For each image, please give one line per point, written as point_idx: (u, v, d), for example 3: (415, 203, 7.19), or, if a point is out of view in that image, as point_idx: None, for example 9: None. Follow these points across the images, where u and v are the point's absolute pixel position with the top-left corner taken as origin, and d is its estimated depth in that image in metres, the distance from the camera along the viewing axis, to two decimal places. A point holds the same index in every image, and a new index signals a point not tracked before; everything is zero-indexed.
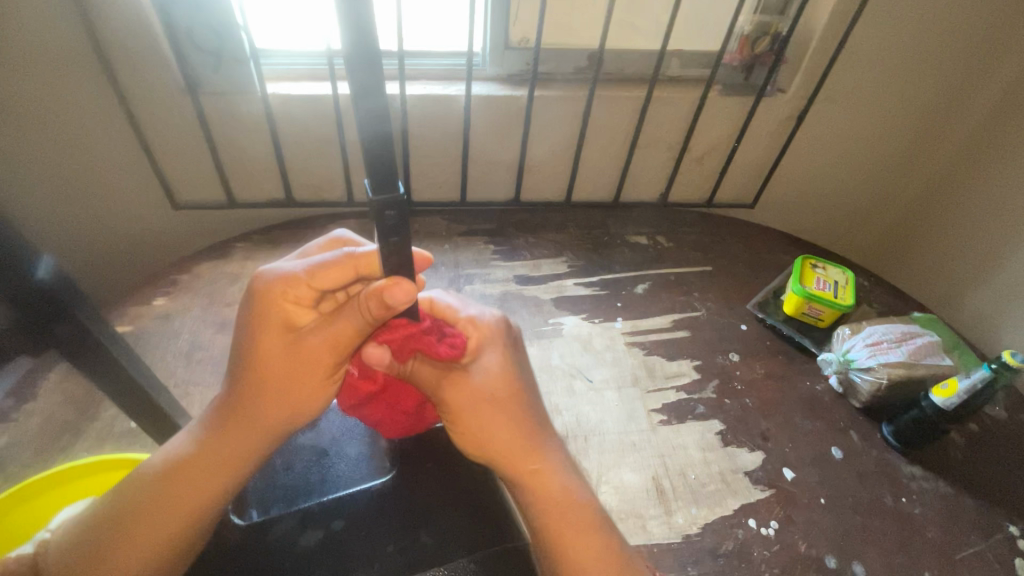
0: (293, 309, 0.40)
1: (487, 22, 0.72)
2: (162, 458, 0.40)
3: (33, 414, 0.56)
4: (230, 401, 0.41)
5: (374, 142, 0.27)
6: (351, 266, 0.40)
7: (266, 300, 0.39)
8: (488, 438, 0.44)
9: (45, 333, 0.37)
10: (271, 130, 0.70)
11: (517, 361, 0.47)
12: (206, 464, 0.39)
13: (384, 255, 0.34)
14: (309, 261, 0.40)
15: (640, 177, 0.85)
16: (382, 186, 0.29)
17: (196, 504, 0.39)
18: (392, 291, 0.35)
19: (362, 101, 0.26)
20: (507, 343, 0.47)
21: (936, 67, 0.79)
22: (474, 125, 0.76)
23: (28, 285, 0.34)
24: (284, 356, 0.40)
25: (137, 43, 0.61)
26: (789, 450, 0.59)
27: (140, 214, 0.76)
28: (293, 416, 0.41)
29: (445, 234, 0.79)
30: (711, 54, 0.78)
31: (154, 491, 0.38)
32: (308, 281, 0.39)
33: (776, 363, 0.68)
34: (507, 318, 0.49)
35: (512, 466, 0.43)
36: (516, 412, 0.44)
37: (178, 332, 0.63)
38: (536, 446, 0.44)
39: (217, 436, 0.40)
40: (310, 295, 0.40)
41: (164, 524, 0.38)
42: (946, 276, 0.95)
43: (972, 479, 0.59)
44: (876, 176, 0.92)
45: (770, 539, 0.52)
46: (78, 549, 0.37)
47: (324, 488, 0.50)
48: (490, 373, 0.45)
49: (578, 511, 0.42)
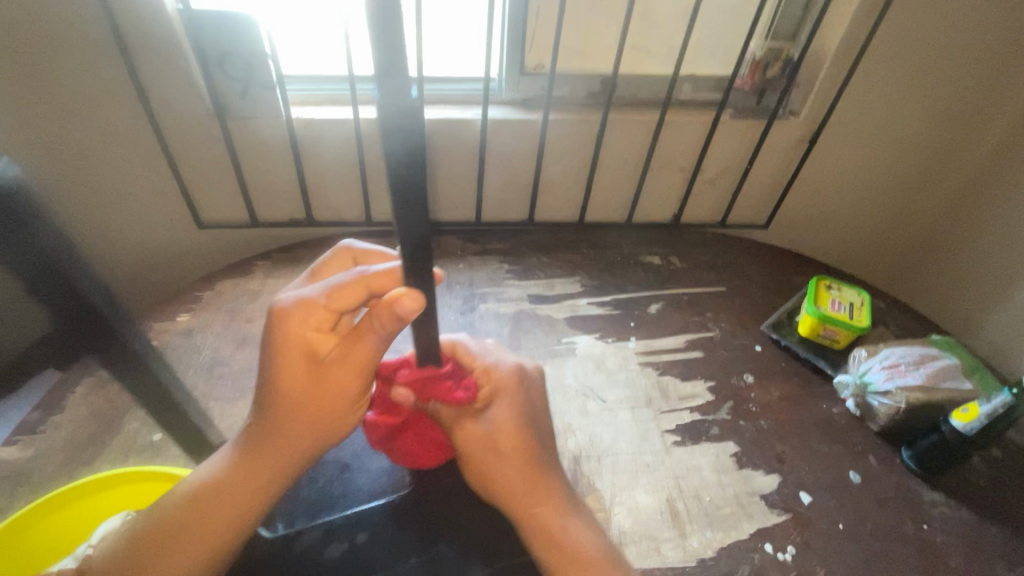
0: (315, 336, 0.40)
1: (503, 50, 0.74)
2: (198, 475, 0.41)
3: (60, 426, 0.57)
4: (261, 423, 0.41)
5: (401, 161, 0.29)
6: (364, 285, 0.40)
7: (287, 327, 0.39)
8: (490, 475, 0.44)
9: (93, 342, 0.39)
10: (293, 152, 0.73)
11: (529, 407, 0.46)
12: (239, 486, 0.40)
13: (404, 234, 0.33)
14: (323, 285, 0.40)
15: (654, 199, 0.86)
16: (410, 201, 0.31)
17: (232, 522, 0.40)
18: (401, 301, 0.36)
19: (393, 115, 0.27)
20: (520, 397, 0.46)
21: (944, 97, 0.80)
22: (489, 146, 0.78)
23: (71, 295, 0.36)
24: (312, 383, 0.40)
25: (169, 75, 0.65)
26: (806, 474, 0.59)
27: (168, 233, 0.79)
28: (325, 435, 0.42)
29: (460, 253, 0.80)
30: (722, 79, 0.79)
31: (189, 508, 0.39)
32: (325, 304, 0.39)
33: (791, 385, 0.67)
34: (523, 365, 0.48)
35: (516, 505, 0.44)
36: (526, 460, 0.44)
37: (200, 348, 0.65)
38: (545, 486, 0.44)
39: (249, 453, 0.41)
40: (328, 319, 0.40)
41: (201, 540, 0.39)
42: (965, 299, 0.94)
43: (997, 507, 0.57)
44: (891, 195, 0.91)
45: (788, 564, 0.51)
46: (122, 556, 0.38)
47: (346, 501, 0.51)
48: (500, 427, 0.44)
49: (590, 550, 0.42)
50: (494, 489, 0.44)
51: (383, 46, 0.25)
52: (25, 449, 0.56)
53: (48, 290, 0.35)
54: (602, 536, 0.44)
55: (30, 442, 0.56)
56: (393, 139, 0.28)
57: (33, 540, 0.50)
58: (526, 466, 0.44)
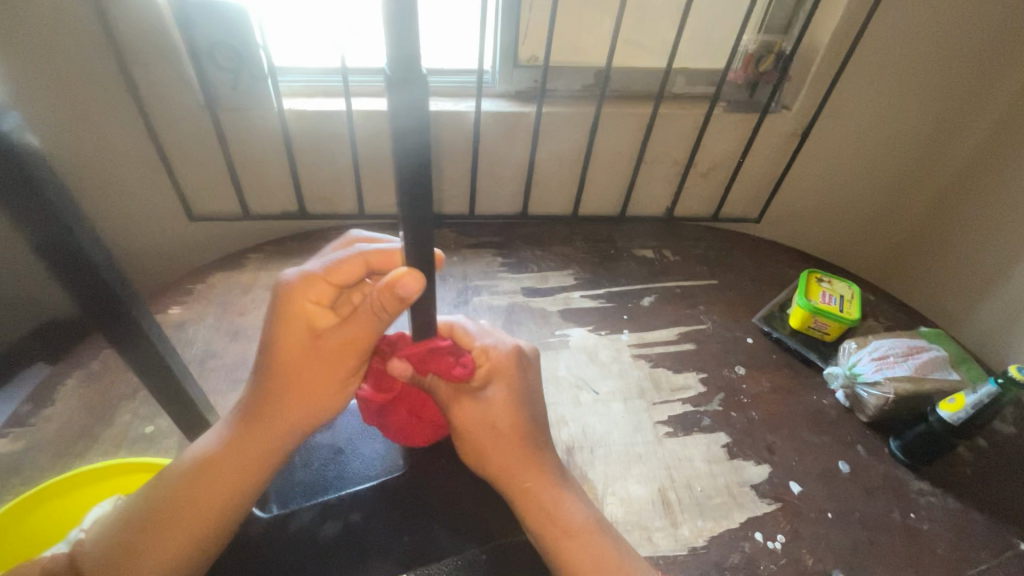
0: (314, 310, 0.40)
1: (497, 42, 0.74)
2: (195, 451, 0.41)
3: (51, 419, 0.57)
4: (257, 399, 0.41)
5: (409, 162, 0.29)
6: (363, 259, 0.41)
7: (287, 300, 0.39)
8: (485, 454, 0.45)
9: (103, 321, 0.38)
10: (286, 144, 0.72)
11: (527, 389, 0.46)
12: (232, 463, 0.40)
13: (407, 228, 0.33)
14: (325, 261, 0.41)
15: (647, 192, 0.86)
16: (414, 201, 0.31)
17: (224, 501, 0.40)
18: (402, 281, 0.35)
19: (404, 115, 0.27)
20: (518, 377, 0.45)
21: (933, 91, 0.81)
22: (483, 139, 0.77)
23: (80, 274, 0.34)
24: (308, 359, 0.40)
25: (161, 65, 0.64)
26: (796, 465, 0.59)
27: (159, 225, 0.78)
28: (321, 413, 0.41)
29: (454, 246, 0.80)
30: (716, 72, 0.79)
31: (184, 484, 0.40)
32: (325, 277, 0.40)
33: (781, 377, 0.68)
34: (523, 347, 0.47)
35: (510, 484, 0.44)
36: (522, 441, 0.45)
37: (192, 340, 0.65)
38: (541, 469, 0.45)
39: (244, 429, 0.41)
40: (328, 294, 0.40)
41: (193, 520, 0.39)
42: (953, 292, 0.95)
43: (982, 495, 0.58)
44: (881, 188, 0.92)
45: (778, 552, 0.52)
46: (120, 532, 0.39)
47: (341, 483, 0.51)
48: (497, 407, 0.44)
49: (583, 531, 0.43)
50: (489, 467, 0.45)
51: (402, 42, 0.25)
52: (16, 442, 0.55)
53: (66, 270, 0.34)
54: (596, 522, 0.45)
55: (20, 435, 0.56)
56: (405, 142, 0.28)
57: (24, 533, 0.50)
58: (521, 446, 0.45)
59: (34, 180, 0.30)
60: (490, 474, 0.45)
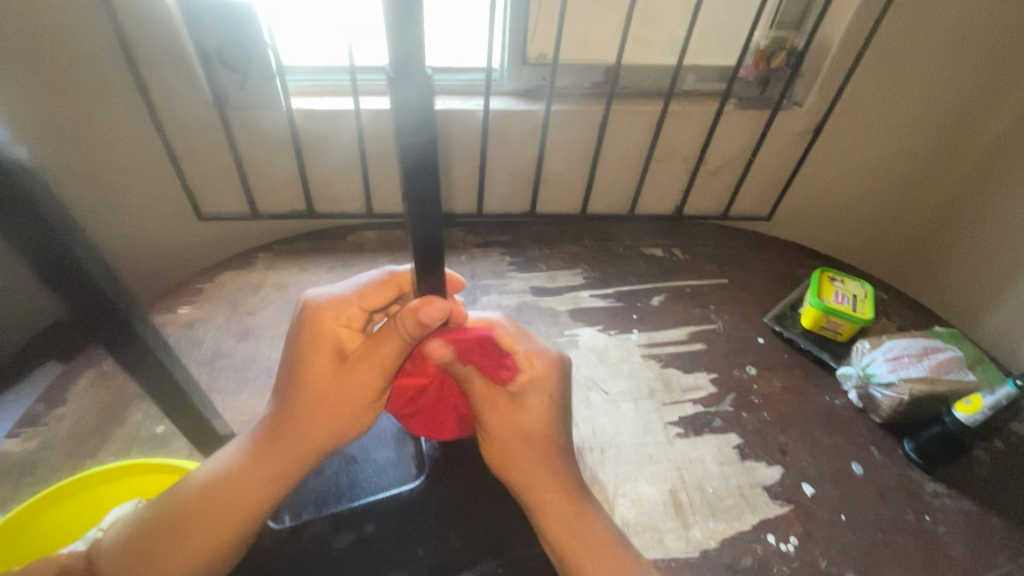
0: (344, 332, 0.42)
1: (505, 40, 0.74)
2: (210, 469, 0.41)
3: (63, 418, 0.57)
4: (279, 419, 0.41)
5: (412, 163, 0.29)
6: (394, 284, 0.44)
7: (318, 322, 0.41)
8: (513, 462, 0.44)
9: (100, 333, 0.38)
10: (294, 142, 0.72)
11: (563, 400, 0.46)
12: (249, 484, 0.40)
13: (416, 227, 0.33)
14: (354, 285, 0.44)
15: (656, 190, 0.86)
16: (417, 199, 0.31)
17: (239, 520, 0.39)
18: (427, 309, 0.37)
19: (405, 117, 0.27)
20: (557, 388, 0.45)
21: (947, 88, 0.79)
22: (491, 138, 0.77)
23: (75, 290, 0.35)
24: (333, 380, 0.40)
25: (169, 65, 0.64)
26: (808, 466, 0.59)
27: (169, 225, 0.79)
28: (340, 433, 0.41)
29: (462, 245, 0.80)
30: (726, 69, 0.79)
31: (200, 503, 0.39)
32: (357, 301, 0.43)
33: (793, 377, 0.67)
34: (564, 358, 0.46)
35: (532, 494, 0.44)
36: (545, 449, 0.44)
37: (201, 340, 0.65)
38: (557, 476, 0.44)
39: (264, 449, 0.41)
40: (359, 316, 0.43)
41: (210, 535, 0.39)
42: (967, 291, 0.94)
43: (999, 498, 0.57)
44: (894, 187, 0.91)
45: (790, 555, 0.52)
46: (136, 548, 0.39)
47: (354, 493, 0.49)
48: (532, 416, 0.44)
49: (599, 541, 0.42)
50: (515, 477, 0.44)
51: (405, 44, 0.25)
52: (28, 441, 0.55)
53: (66, 275, 0.34)
54: (610, 528, 0.44)
55: (33, 434, 0.56)
56: (404, 143, 0.28)
57: (34, 532, 0.50)
58: (546, 455, 0.44)
59: (29, 200, 0.30)
60: (503, 471, 0.45)
